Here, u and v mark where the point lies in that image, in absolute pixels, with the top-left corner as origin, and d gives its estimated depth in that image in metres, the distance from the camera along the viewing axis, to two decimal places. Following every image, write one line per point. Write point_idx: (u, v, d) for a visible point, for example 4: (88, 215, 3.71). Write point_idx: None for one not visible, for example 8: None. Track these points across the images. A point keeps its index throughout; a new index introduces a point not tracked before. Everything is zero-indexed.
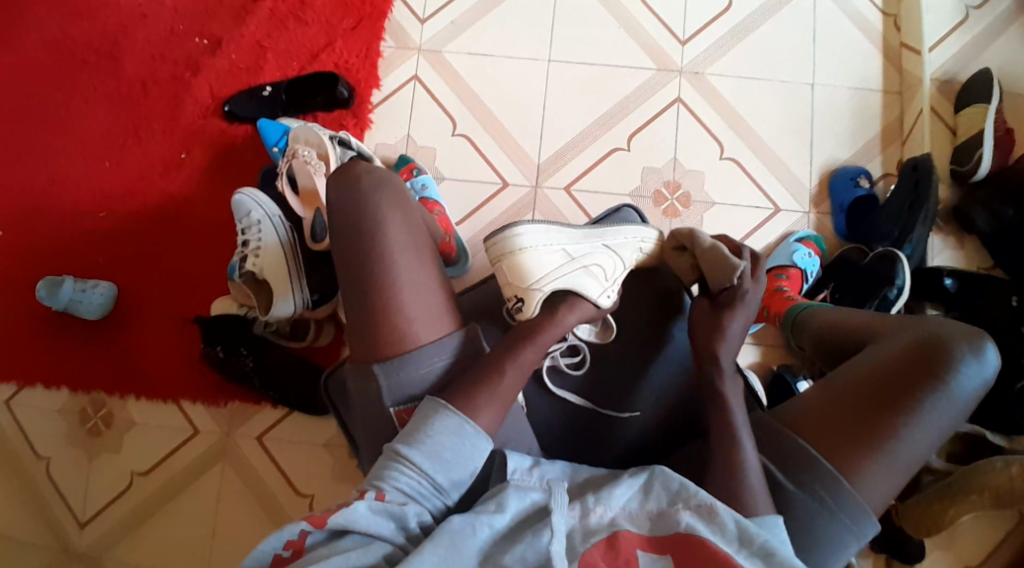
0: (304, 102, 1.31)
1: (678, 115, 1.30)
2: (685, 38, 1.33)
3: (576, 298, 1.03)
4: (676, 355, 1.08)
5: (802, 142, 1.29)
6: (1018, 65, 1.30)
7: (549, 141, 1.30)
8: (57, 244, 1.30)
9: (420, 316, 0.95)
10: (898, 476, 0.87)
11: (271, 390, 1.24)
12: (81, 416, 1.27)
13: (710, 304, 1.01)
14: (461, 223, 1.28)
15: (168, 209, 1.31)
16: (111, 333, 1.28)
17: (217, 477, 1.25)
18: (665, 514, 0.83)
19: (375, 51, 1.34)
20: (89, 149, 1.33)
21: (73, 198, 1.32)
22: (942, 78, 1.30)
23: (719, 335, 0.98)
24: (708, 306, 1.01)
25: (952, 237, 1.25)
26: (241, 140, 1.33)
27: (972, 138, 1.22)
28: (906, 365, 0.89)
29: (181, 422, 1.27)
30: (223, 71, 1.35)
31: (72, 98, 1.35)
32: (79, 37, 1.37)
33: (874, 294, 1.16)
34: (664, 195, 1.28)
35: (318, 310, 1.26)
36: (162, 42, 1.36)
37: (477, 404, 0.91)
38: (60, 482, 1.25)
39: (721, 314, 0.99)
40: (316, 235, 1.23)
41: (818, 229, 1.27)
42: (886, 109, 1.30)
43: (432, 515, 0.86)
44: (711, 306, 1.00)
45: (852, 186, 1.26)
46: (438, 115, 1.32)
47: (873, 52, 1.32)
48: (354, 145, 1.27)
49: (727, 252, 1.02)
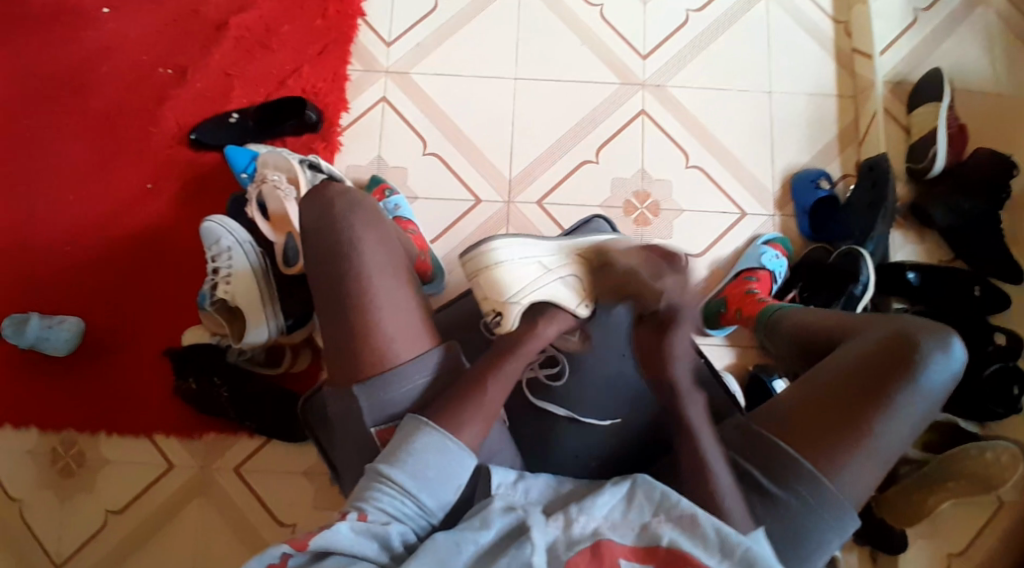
0: (272, 127, 1.31)
1: (644, 126, 1.33)
2: (646, 53, 1.36)
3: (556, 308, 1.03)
4: None
5: (766, 148, 1.33)
6: (963, 66, 1.36)
7: (520, 156, 1.32)
8: (26, 281, 1.27)
9: (399, 335, 0.95)
10: (875, 472, 0.89)
11: (249, 420, 1.22)
12: (52, 455, 1.23)
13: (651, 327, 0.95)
14: (434, 241, 1.28)
15: (135, 242, 1.29)
16: (81, 370, 1.25)
17: (195, 512, 1.22)
18: (647, 528, 0.83)
19: (342, 76, 1.35)
20: (52, 183, 1.31)
21: (36, 234, 1.29)
22: (894, 80, 1.35)
23: (666, 357, 0.93)
24: (653, 325, 0.95)
25: (913, 232, 1.29)
26: (210, 168, 1.32)
27: (926, 137, 1.27)
28: (878, 362, 0.91)
29: (156, 458, 1.24)
30: (190, 100, 1.34)
31: (34, 132, 1.33)
32: (41, 71, 1.35)
33: (841, 291, 1.19)
34: (634, 204, 1.30)
35: (294, 335, 1.25)
36: (126, 74, 1.35)
37: (461, 418, 0.91)
38: (33, 523, 1.21)
39: (665, 334, 0.93)
40: (290, 259, 1.22)
41: (784, 231, 1.30)
42: (842, 113, 1.35)
43: (416, 534, 0.85)
44: (652, 328, 0.95)
45: (813, 189, 1.29)
46: (407, 135, 1.33)
47: (827, 59, 1.37)
48: (324, 168, 1.27)
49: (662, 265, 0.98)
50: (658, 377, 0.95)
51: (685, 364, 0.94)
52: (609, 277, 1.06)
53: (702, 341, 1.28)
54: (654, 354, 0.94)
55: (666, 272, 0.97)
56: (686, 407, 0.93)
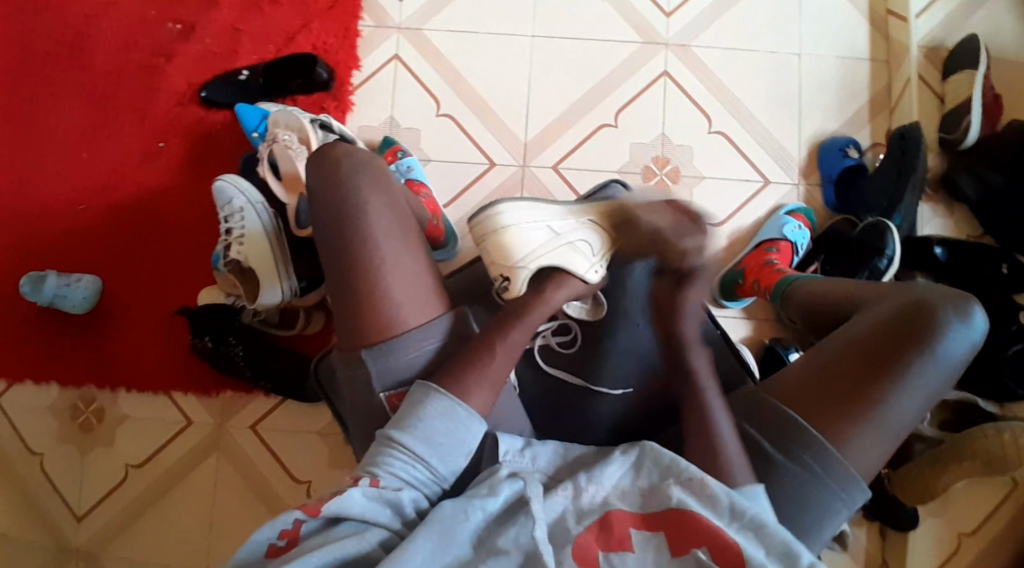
0: (281, 86, 1.28)
1: (665, 88, 1.29)
2: (668, 10, 1.31)
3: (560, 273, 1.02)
4: (639, 353, 1.11)
5: (791, 114, 1.28)
6: (1006, 27, 1.29)
7: (536, 119, 1.28)
8: (43, 238, 1.28)
9: (408, 300, 0.94)
10: (886, 443, 0.87)
11: (263, 380, 1.23)
12: (72, 411, 1.26)
13: (671, 280, 1.01)
14: (447, 206, 1.26)
15: (148, 202, 1.29)
16: (98, 330, 1.26)
17: (212, 469, 1.24)
18: (656, 491, 0.83)
19: (354, 31, 1.31)
20: (64, 140, 1.31)
21: (52, 193, 1.30)
22: (930, 45, 1.28)
23: (678, 312, 1.00)
24: (671, 282, 1.01)
25: (942, 207, 1.25)
26: (220, 127, 1.30)
27: (959, 107, 1.21)
28: (894, 332, 0.88)
29: (173, 415, 1.26)
30: (199, 57, 1.32)
31: (47, 89, 1.32)
32: (51, 27, 1.33)
33: (865, 264, 1.16)
34: (652, 170, 1.27)
35: (306, 297, 1.24)
36: (135, 29, 1.33)
37: (467, 385, 0.90)
38: (55, 478, 1.25)
39: (684, 287, 1.00)
40: (301, 221, 1.21)
41: (808, 202, 1.26)
42: (873, 77, 1.29)
43: (429, 500, 0.86)
44: (672, 281, 1.01)
45: (841, 157, 1.25)
46: (421, 95, 1.30)
47: (860, 19, 1.30)
48: (336, 129, 1.24)
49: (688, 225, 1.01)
50: (671, 331, 1.01)
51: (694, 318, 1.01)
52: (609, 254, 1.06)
53: (718, 312, 1.26)
54: (669, 306, 1.01)
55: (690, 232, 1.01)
56: None
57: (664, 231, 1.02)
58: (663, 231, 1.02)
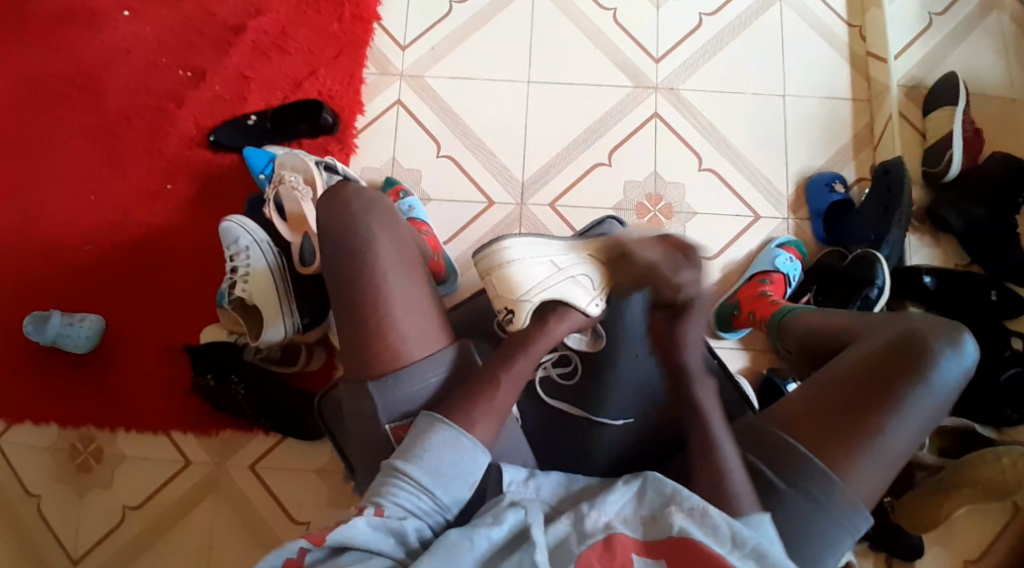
0: (286, 129, 1.33)
1: (656, 129, 1.34)
2: (658, 56, 1.37)
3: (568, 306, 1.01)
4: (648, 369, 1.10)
5: (778, 151, 1.33)
6: (980, 69, 1.35)
7: (533, 160, 1.33)
8: (49, 278, 1.30)
9: (414, 333, 0.94)
10: (886, 472, 0.87)
11: (265, 418, 1.24)
12: (71, 452, 1.26)
13: (667, 313, 1.01)
14: (448, 242, 1.30)
15: (154, 244, 1.32)
16: (100, 367, 1.27)
17: (210, 509, 1.23)
18: (658, 520, 0.82)
19: (358, 79, 1.37)
20: (73, 184, 1.34)
21: (60, 234, 1.32)
22: (909, 83, 1.35)
23: (677, 343, 1.00)
24: (666, 315, 1.01)
25: (929, 236, 1.29)
26: (227, 169, 1.34)
27: (940, 142, 1.27)
28: (885, 360, 0.89)
29: (171, 455, 1.26)
30: (209, 102, 1.37)
31: (59, 134, 1.36)
32: (65, 75, 1.39)
33: (856, 295, 1.18)
34: (646, 207, 1.31)
35: (310, 333, 1.26)
36: (147, 77, 1.39)
37: (471, 418, 0.89)
38: (52, 520, 1.23)
39: (678, 320, 1.00)
40: (305, 259, 1.24)
41: (798, 234, 1.30)
42: (855, 116, 1.35)
43: (432, 530, 0.84)
44: (666, 315, 1.01)
45: (827, 192, 1.29)
46: (422, 137, 1.34)
47: (841, 61, 1.37)
48: (339, 170, 1.28)
49: (680, 259, 1.01)
50: (673, 362, 1.00)
51: (694, 349, 1.00)
52: (631, 268, 1.06)
53: (717, 343, 1.27)
54: (667, 338, 1.00)
55: (683, 265, 1.01)
56: (697, 396, 0.95)
57: (658, 265, 1.01)
58: (654, 266, 1.02)
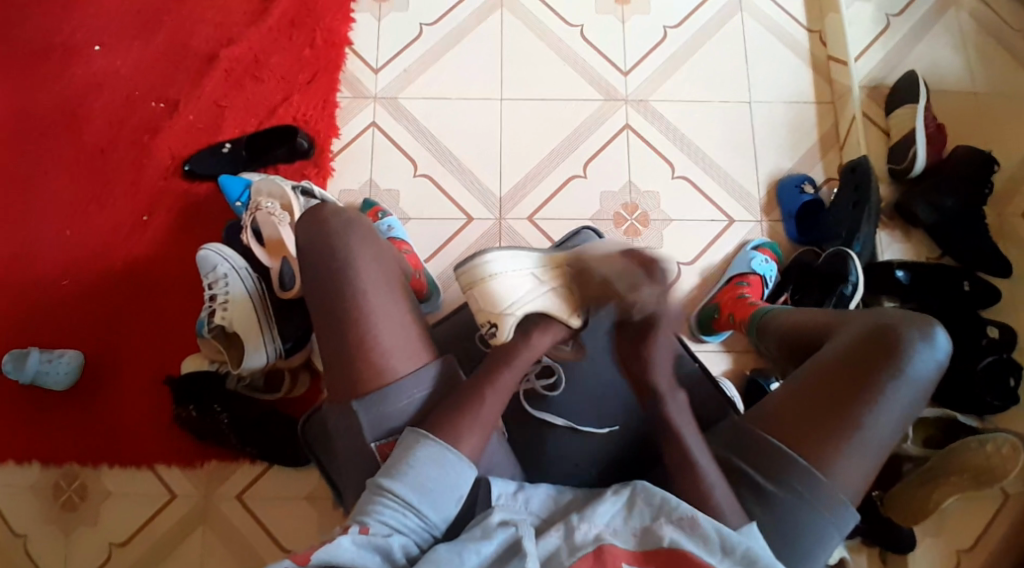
0: (263, 156, 1.34)
1: (628, 140, 1.36)
2: (627, 69, 1.40)
3: (547, 320, 0.99)
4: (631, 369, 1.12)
5: (748, 156, 1.36)
6: (938, 68, 1.40)
7: (509, 175, 1.34)
8: (27, 316, 1.29)
9: (397, 349, 0.94)
10: (870, 466, 0.87)
11: (250, 444, 1.22)
12: (54, 490, 1.23)
13: (630, 333, 0.97)
14: (428, 261, 1.30)
15: (132, 276, 1.31)
16: (81, 403, 1.25)
17: (199, 541, 1.21)
18: (649, 531, 0.81)
19: (332, 103, 1.38)
20: (49, 220, 1.34)
21: (35, 270, 1.31)
22: (871, 84, 1.39)
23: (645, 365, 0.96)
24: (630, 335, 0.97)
25: (899, 232, 1.31)
26: (204, 197, 1.34)
27: (904, 139, 1.30)
28: (862, 354, 0.90)
29: (157, 488, 1.23)
30: (182, 132, 1.37)
31: (32, 171, 1.36)
32: (38, 111, 1.39)
33: (832, 292, 1.19)
34: (623, 216, 1.32)
35: (292, 358, 1.24)
36: (121, 110, 1.39)
37: (460, 432, 0.89)
38: (38, 561, 1.20)
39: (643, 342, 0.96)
40: (285, 283, 1.22)
41: (772, 236, 1.32)
42: (821, 118, 1.38)
43: (419, 546, 0.83)
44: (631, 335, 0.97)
45: (798, 194, 1.31)
46: (398, 158, 1.36)
47: (804, 66, 1.41)
48: (316, 194, 1.29)
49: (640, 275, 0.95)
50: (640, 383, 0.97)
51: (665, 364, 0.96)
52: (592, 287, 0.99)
53: (699, 347, 1.28)
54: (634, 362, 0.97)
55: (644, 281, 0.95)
56: (667, 408, 0.94)
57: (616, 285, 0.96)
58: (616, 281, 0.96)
